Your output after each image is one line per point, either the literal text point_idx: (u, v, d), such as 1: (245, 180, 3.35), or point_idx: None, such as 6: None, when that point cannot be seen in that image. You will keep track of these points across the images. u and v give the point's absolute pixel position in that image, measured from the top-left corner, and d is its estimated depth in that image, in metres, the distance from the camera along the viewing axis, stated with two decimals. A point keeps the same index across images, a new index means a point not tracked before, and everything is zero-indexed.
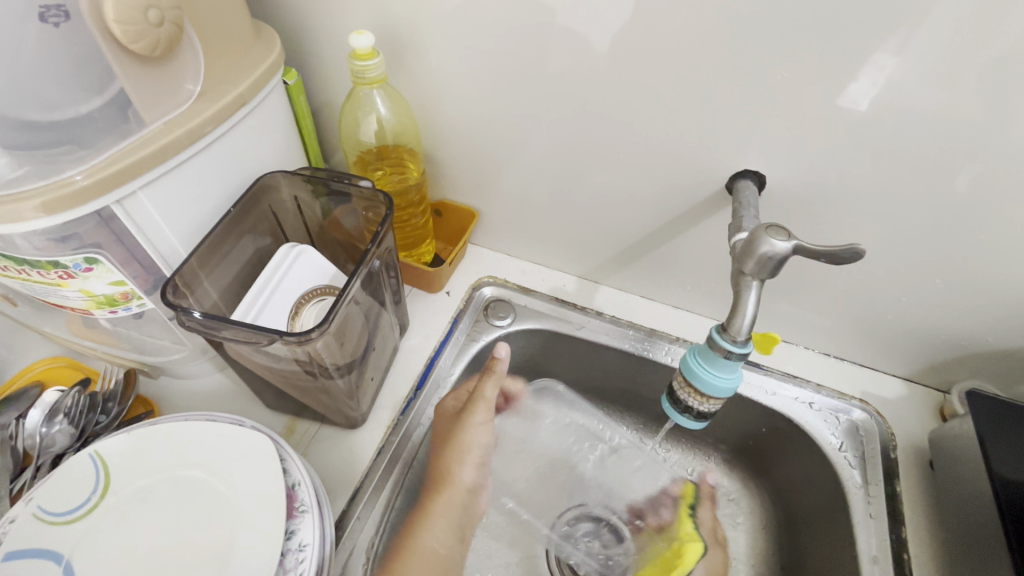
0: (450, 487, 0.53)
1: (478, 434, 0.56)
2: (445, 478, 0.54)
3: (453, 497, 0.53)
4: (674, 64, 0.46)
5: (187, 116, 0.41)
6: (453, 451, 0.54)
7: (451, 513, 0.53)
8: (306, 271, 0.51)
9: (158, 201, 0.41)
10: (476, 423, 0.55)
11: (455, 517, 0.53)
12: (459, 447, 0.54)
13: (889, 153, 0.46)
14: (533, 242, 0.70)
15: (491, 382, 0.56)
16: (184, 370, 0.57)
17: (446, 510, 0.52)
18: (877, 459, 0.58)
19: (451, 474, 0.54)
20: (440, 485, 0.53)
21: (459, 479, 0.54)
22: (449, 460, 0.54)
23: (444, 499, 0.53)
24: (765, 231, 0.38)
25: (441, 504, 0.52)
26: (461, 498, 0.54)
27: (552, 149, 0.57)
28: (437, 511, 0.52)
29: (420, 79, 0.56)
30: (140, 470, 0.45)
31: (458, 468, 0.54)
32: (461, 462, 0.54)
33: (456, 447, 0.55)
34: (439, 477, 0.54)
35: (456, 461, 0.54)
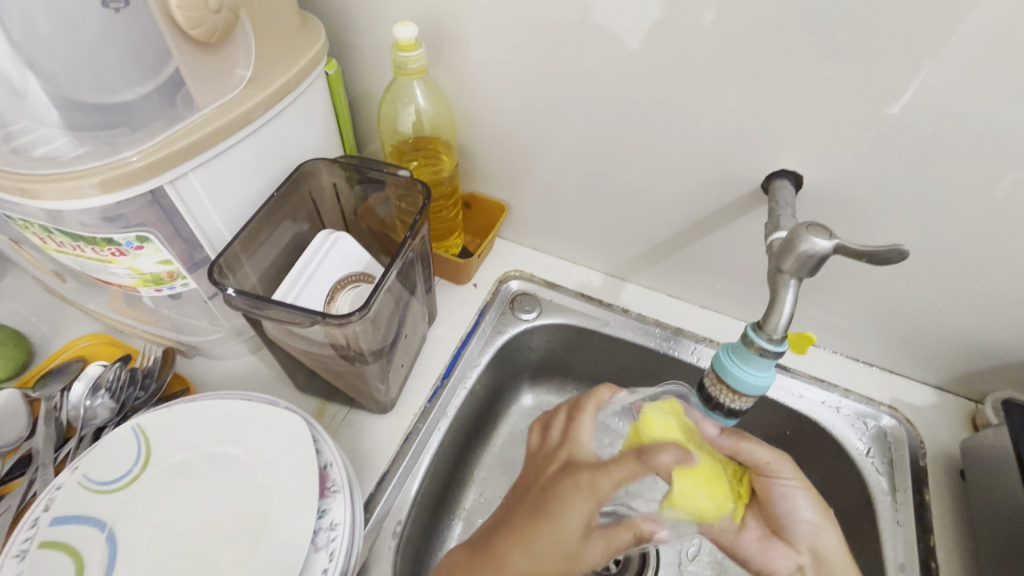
0: (552, 523, 0.45)
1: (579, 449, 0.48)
2: (572, 500, 0.45)
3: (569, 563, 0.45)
4: (714, 63, 0.46)
5: (237, 101, 0.42)
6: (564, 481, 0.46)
7: (551, 565, 0.44)
8: (343, 257, 0.52)
9: (206, 184, 0.43)
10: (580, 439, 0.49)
11: (557, 566, 0.45)
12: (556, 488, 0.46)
13: (932, 157, 0.45)
14: (561, 237, 0.70)
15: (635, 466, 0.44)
16: (218, 351, 0.58)
17: (552, 565, 0.44)
18: (906, 465, 0.57)
19: (560, 514, 0.45)
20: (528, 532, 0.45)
21: (547, 538, 0.45)
22: (553, 523, 0.45)
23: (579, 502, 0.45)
24: (806, 229, 0.38)
25: (528, 547, 0.45)
26: (570, 547, 0.45)
27: (585, 146, 0.58)
28: (549, 530, 0.45)
29: (457, 72, 0.56)
30: (179, 445, 0.46)
31: (571, 507, 0.45)
32: (576, 505, 0.45)
33: (559, 497, 0.46)
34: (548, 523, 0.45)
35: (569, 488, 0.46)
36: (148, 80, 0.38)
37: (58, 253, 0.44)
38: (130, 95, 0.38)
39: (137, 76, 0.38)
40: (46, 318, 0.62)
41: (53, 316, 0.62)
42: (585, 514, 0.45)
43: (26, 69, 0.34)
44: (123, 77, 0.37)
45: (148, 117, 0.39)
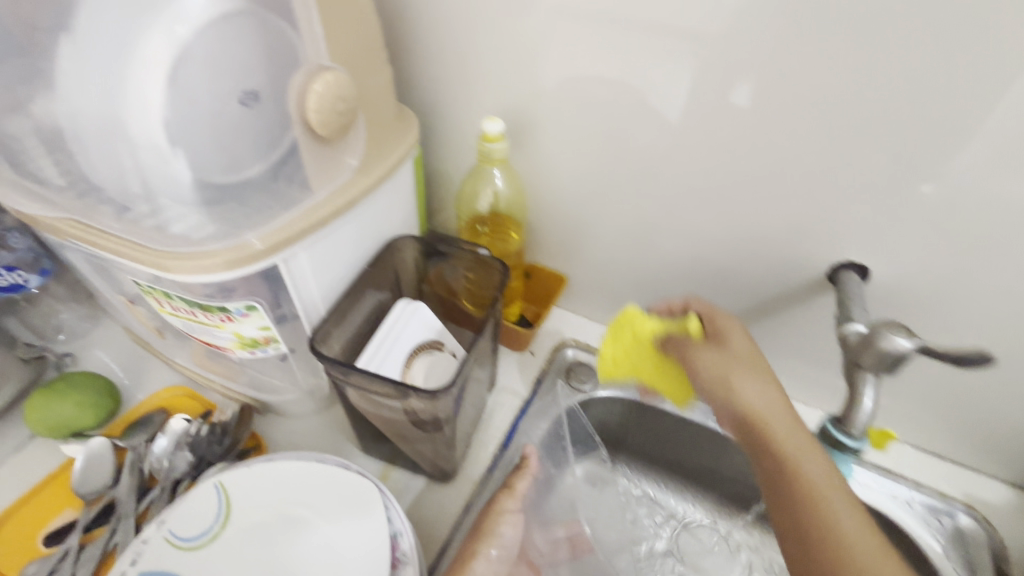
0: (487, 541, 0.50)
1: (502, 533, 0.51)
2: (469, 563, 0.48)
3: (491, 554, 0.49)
4: (783, 161, 0.48)
5: (345, 187, 0.47)
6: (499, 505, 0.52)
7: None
8: (420, 326, 0.54)
9: (314, 260, 0.46)
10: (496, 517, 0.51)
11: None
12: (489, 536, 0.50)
13: (1005, 256, 0.46)
14: (617, 309, 0.72)
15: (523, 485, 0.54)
16: (289, 409, 0.60)
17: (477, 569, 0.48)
18: (987, 570, 0.54)
19: (492, 532, 0.50)
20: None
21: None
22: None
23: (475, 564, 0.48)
24: (887, 328, 0.39)
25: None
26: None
27: (653, 229, 0.60)
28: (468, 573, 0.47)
29: (532, 157, 0.61)
30: (258, 504, 0.48)
31: (499, 524, 0.51)
32: (506, 520, 0.51)
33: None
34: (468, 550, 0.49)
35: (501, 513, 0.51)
36: (262, 160, 0.43)
37: (171, 316, 0.48)
38: (253, 172, 0.43)
39: (253, 157, 0.42)
40: (132, 367, 0.66)
41: (138, 366, 0.66)
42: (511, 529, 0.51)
43: (178, 150, 0.38)
44: (242, 157, 0.42)
45: (252, 192, 0.44)
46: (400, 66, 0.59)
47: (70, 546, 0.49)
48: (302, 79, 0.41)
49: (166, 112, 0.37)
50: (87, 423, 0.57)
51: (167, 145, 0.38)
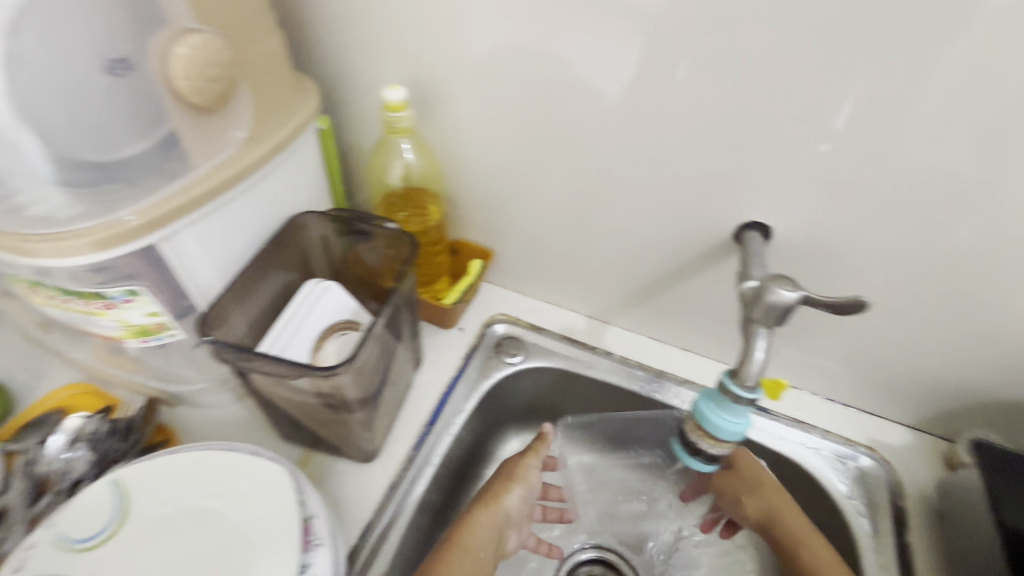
0: (496, 506, 0.54)
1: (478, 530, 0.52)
2: (477, 518, 0.52)
3: (495, 514, 0.53)
4: (687, 121, 0.50)
5: (233, 159, 0.43)
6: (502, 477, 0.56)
7: (485, 529, 0.52)
8: (330, 307, 0.53)
9: (197, 239, 0.43)
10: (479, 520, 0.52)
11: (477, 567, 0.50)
12: (486, 516, 0.53)
13: (891, 207, 0.48)
14: (545, 281, 0.72)
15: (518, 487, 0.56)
16: (201, 401, 0.57)
17: (485, 519, 0.52)
18: (886, 507, 0.58)
19: (497, 500, 0.54)
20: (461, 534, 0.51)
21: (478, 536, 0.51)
22: (473, 529, 0.51)
23: (480, 515, 0.53)
24: (772, 282, 0.40)
25: (463, 550, 0.50)
26: (488, 547, 0.52)
27: (572, 197, 0.60)
28: (477, 522, 0.52)
29: (443, 127, 0.59)
30: (159, 499, 0.45)
31: (504, 494, 0.55)
32: (510, 489, 0.55)
33: (484, 527, 0.52)
34: (479, 512, 0.53)
35: (505, 486, 0.55)
36: (142, 137, 0.40)
37: (47, 306, 0.44)
38: (126, 152, 0.40)
39: (135, 131, 0.40)
40: (30, 366, 0.61)
41: (34, 365, 0.61)
42: (487, 528, 0.52)
43: (26, 129, 0.35)
44: (119, 129, 0.39)
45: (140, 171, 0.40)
46: (302, 34, 0.56)
47: None
48: (162, 41, 0.38)
49: (10, 78, 0.33)
50: None
51: (11, 114, 0.34)
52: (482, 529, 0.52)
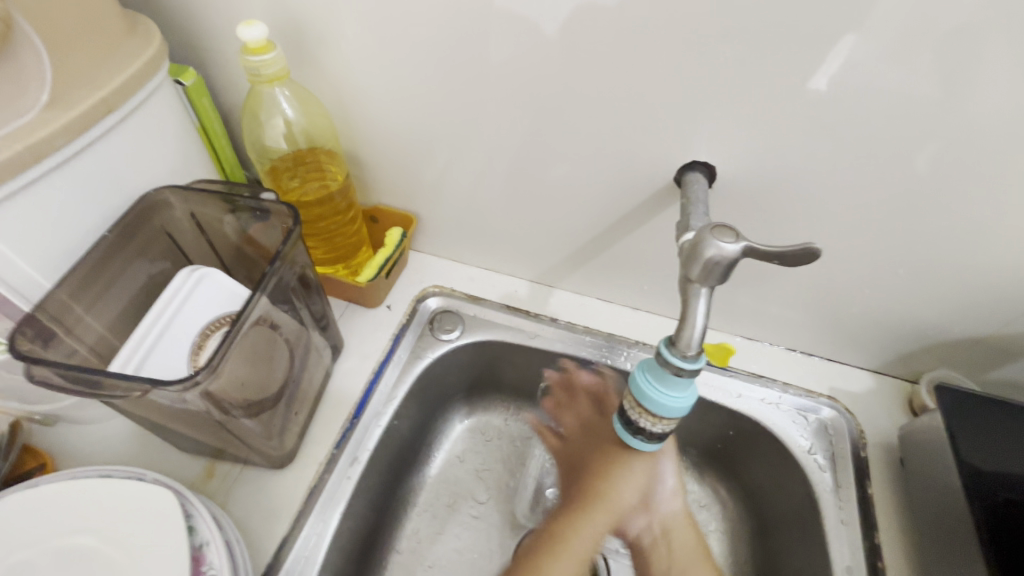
0: (609, 502, 0.50)
1: (626, 485, 0.48)
2: (585, 516, 0.50)
3: (612, 516, 0.50)
4: (616, 49, 0.42)
5: (33, 127, 0.34)
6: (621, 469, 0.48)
7: (600, 528, 0.50)
8: (209, 299, 0.45)
9: (4, 233, 0.34)
10: (584, 529, 0.50)
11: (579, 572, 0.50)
12: (614, 486, 0.49)
13: (849, 135, 0.42)
14: (478, 247, 0.65)
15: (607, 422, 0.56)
16: (80, 417, 0.50)
17: (604, 524, 0.50)
18: (848, 459, 0.55)
19: (614, 491, 0.49)
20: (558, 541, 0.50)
21: (582, 544, 0.50)
22: (578, 533, 0.50)
23: (600, 520, 0.50)
24: (710, 232, 0.34)
25: (568, 556, 0.50)
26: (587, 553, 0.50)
27: (491, 149, 0.53)
28: (593, 521, 0.50)
29: (334, 74, 0.50)
30: (15, 544, 0.39)
31: (622, 487, 0.49)
32: (626, 481, 0.48)
33: (598, 528, 0.50)
34: (577, 513, 0.51)
35: (626, 480, 0.49)
36: None
37: None
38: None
39: None
40: None
41: None
42: (631, 479, 0.48)
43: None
44: None
45: None
46: None
47: None
48: None
49: None
50: None
51: None
52: (630, 481, 0.48)
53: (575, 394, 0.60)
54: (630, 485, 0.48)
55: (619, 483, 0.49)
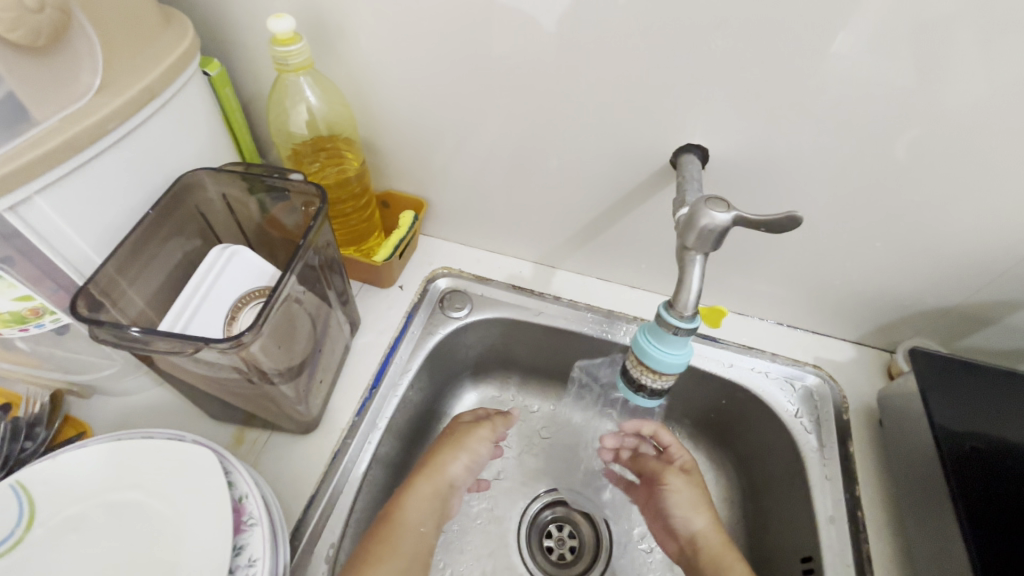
0: (434, 472, 0.55)
1: (455, 465, 0.56)
2: (443, 452, 0.56)
3: (437, 486, 0.54)
4: (617, 41, 0.45)
5: (87, 110, 0.37)
6: (448, 448, 0.57)
7: (424, 494, 0.53)
8: (241, 273, 0.49)
9: (60, 208, 0.38)
10: (415, 492, 0.53)
11: (415, 543, 0.49)
12: (439, 467, 0.55)
13: (831, 119, 0.46)
14: (485, 230, 0.68)
15: (460, 460, 0.57)
16: (117, 388, 0.53)
17: (427, 491, 0.53)
18: (831, 422, 0.59)
19: (440, 469, 0.55)
20: (394, 512, 0.51)
21: (414, 512, 0.51)
22: (405, 506, 0.51)
23: (422, 487, 0.53)
24: (704, 203, 0.38)
25: (427, 479, 0.54)
26: (425, 522, 0.51)
27: (498, 136, 0.56)
28: (418, 491, 0.53)
29: (352, 65, 0.53)
30: (69, 498, 0.42)
31: (447, 462, 0.56)
32: (452, 459, 0.56)
33: (424, 497, 0.53)
34: (402, 495, 0.52)
35: (450, 454, 0.56)
36: None
37: None
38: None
39: None
40: None
41: None
42: (460, 459, 0.57)
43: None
44: None
45: None
46: None
47: None
48: None
49: None
50: None
51: None
52: (458, 466, 0.56)
53: (447, 431, 0.60)
54: (464, 446, 0.58)
55: (455, 474, 0.56)
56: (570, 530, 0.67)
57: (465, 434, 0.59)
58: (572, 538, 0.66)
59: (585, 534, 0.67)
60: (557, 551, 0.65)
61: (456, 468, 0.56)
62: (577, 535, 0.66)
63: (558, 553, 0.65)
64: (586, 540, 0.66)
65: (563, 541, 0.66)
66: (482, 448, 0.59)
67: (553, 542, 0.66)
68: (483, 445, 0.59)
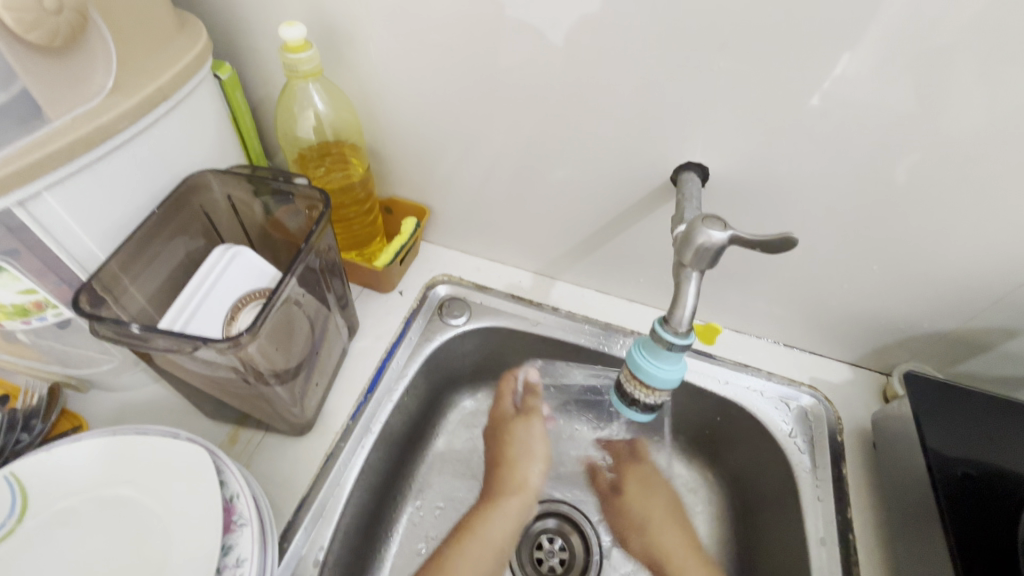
0: (519, 487, 0.65)
1: (533, 474, 0.66)
2: (520, 464, 0.66)
3: (522, 498, 0.65)
4: (622, 58, 0.46)
5: (98, 110, 0.38)
6: (524, 459, 0.66)
7: (514, 507, 0.65)
8: (242, 274, 0.49)
9: (67, 204, 0.38)
10: (504, 508, 0.64)
11: (499, 552, 0.61)
12: (522, 480, 0.66)
13: (829, 143, 0.46)
14: (486, 238, 0.69)
15: (539, 472, 0.67)
16: (113, 383, 0.53)
17: (514, 505, 0.65)
18: (825, 442, 0.59)
19: (524, 482, 0.66)
20: (479, 524, 0.62)
21: (495, 525, 0.63)
22: (487, 521, 0.63)
23: (507, 501, 0.65)
24: (701, 221, 0.38)
25: (513, 493, 0.65)
26: (504, 536, 0.63)
27: (502, 147, 0.57)
28: (504, 506, 0.64)
29: (361, 72, 0.54)
30: (60, 492, 0.42)
31: (529, 474, 0.66)
32: (531, 469, 0.66)
33: (510, 510, 0.64)
34: (486, 510, 0.64)
35: (530, 468, 0.66)
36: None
37: None
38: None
39: None
40: None
41: None
42: (537, 469, 0.67)
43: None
44: None
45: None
46: None
47: None
48: None
49: None
50: None
51: None
52: (536, 474, 0.67)
53: (499, 428, 0.68)
54: (536, 450, 0.67)
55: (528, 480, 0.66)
56: (561, 542, 0.66)
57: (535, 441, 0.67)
58: (563, 551, 0.66)
59: (576, 547, 0.66)
60: (546, 563, 0.65)
61: (535, 478, 0.67)
62: (568, 547, 0.66)
63: (548, 566, 0.65)
64: (577, 553, 0.65)
65: (553, 553, 0.65)
66: (540, 449, 0.67)
67: (543, 554, 0.65)
68: (540, 440, 0.68)
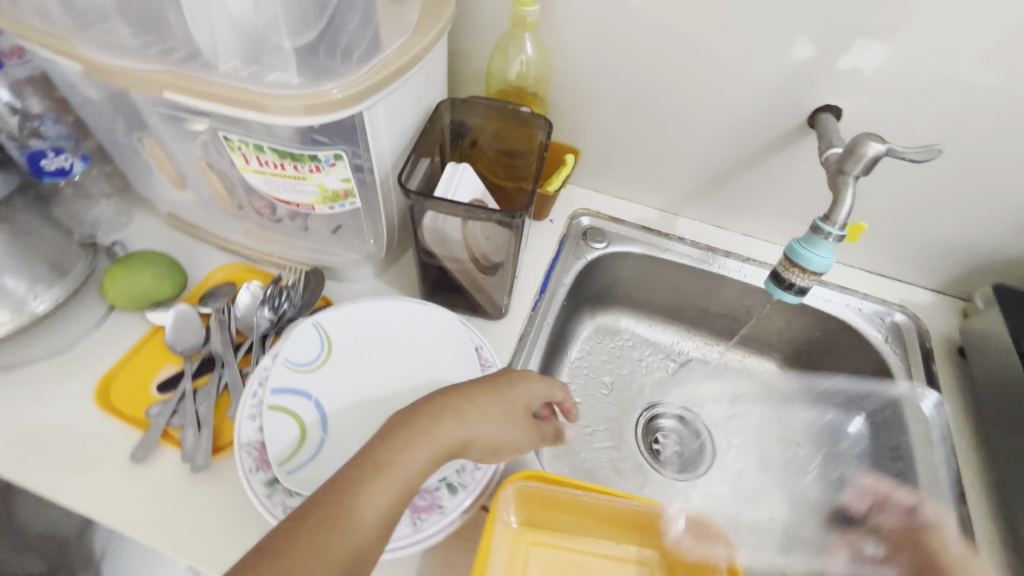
0: (507, 392, 0.48)
1: (527, 388, 0.49)
2: (518, 377, 0.49)
3: (503, 401, 0.47)
4: (786, 17, 0.57)
5: (409, 45, 0.50)
6: (527, 374, 0.50)
7: (486, 405, 0.46)
8: (469, 185, 0.61)
9: (381, 113, 0.51)
10: (477, 402, 0.45)
11: (392, 503, 0.38)
12: (510, 386, 0.48)
13: (951, 89, 0.57)
14: (623, 179, 0.80)
15: (534, 385, 0.49)
16: (347, 274, 0.66)
17: (489, 403, 0.46)
18: (917, 350, 0.71)
19: (514, 385, 0.48)
20: (430, 415, 0.43)
21: (422, 448, 0.41)
22: (424, 431, 0.42)
23: (487, 398, 0.46)
24: (866, 137, 0.50)
25: (495, 392, 0.47)
26: (423, 469, 0.41)
27: (660, 94, 0.68)
28: (482, 407, 0.45)
29: (552, 27, 0.66)
30: (348, 340, 0.55)
31: (526, 381, 0.49)
32: (532, 383, 0.49)
33: (484, 411, 0.45)
34: (446, 404, 0.45)
35: (525, 378, 0.49)
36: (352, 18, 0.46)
37: (254, 173, 0.52)
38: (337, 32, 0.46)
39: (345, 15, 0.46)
40: (181, 250, 0.68)
41: (186, 249, 0.68)
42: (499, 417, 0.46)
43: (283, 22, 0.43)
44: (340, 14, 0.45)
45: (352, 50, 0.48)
46: None
47: (184, 390, 0.54)
48: None
49: None
50: (165, 293, 0.59)
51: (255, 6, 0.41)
52: (531, 388, 0.49)
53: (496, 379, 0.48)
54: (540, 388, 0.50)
55: (523, 393, 0.49)
56: (675, 439, 0.79)
57: (524, 385, 0.49)
58: (677, 444, 0.78)
59: (688, 445, 0.79)
60: (664, 453, 0.77)
61: (530, 388, 0.49)
62: (681, 443, 0.79)
63: (666, 455, 0.77)
64: (690, 449, 0.78)
65: (669, 445, 0.78)
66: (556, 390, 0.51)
67: (661, 446, 0.78)
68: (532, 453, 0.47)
